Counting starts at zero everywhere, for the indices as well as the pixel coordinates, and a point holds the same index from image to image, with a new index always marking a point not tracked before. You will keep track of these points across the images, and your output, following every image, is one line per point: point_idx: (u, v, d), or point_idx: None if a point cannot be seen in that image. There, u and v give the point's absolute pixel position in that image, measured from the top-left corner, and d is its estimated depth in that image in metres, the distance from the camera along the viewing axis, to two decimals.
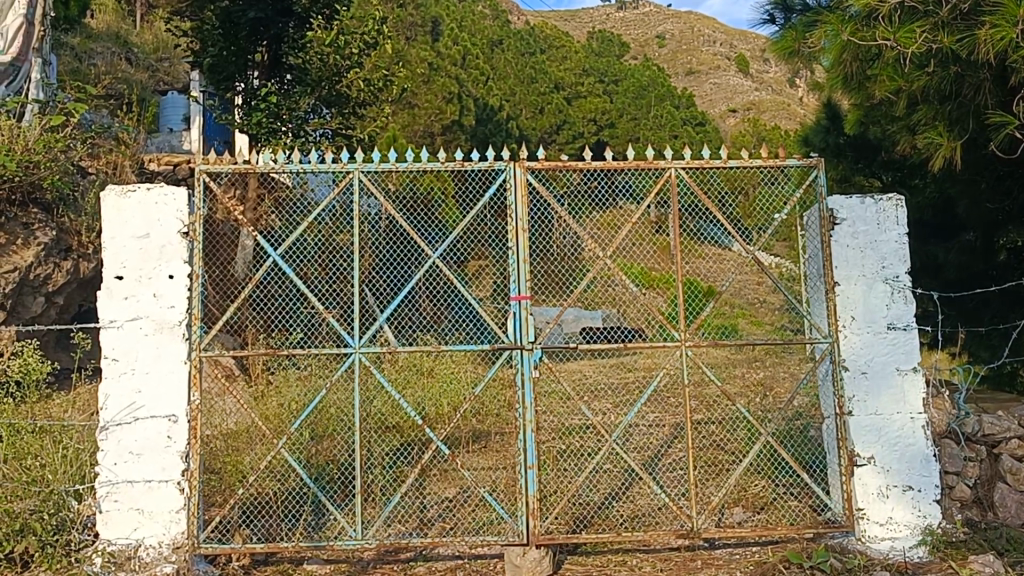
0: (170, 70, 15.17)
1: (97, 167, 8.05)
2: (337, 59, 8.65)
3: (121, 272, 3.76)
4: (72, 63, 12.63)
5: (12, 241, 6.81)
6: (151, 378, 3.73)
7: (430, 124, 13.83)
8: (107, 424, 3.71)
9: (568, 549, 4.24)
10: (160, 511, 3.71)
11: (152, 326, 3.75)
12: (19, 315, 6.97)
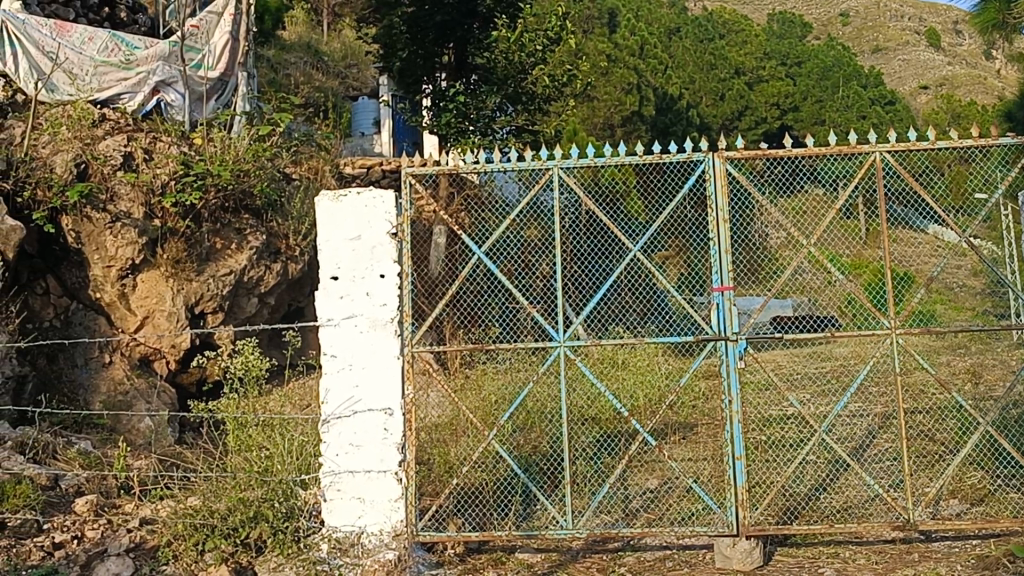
0: (357, 76, 15.67)
1: (300, 173, 8.36)
2: (522, 57, 8.82)
3: (336, 272, 3.95)
4: (269, 74, 13.23)
5: (227, 245, 7.23)
6: (368, 373, 3.91)
7: (610, 116, 13.90)
8: (328, 417, 3.91)
9: (779, 541, 4.21)
10: (381, 500, 3.89)
11: (367, 322, 3.92)
12: (235, 316, 7.40)
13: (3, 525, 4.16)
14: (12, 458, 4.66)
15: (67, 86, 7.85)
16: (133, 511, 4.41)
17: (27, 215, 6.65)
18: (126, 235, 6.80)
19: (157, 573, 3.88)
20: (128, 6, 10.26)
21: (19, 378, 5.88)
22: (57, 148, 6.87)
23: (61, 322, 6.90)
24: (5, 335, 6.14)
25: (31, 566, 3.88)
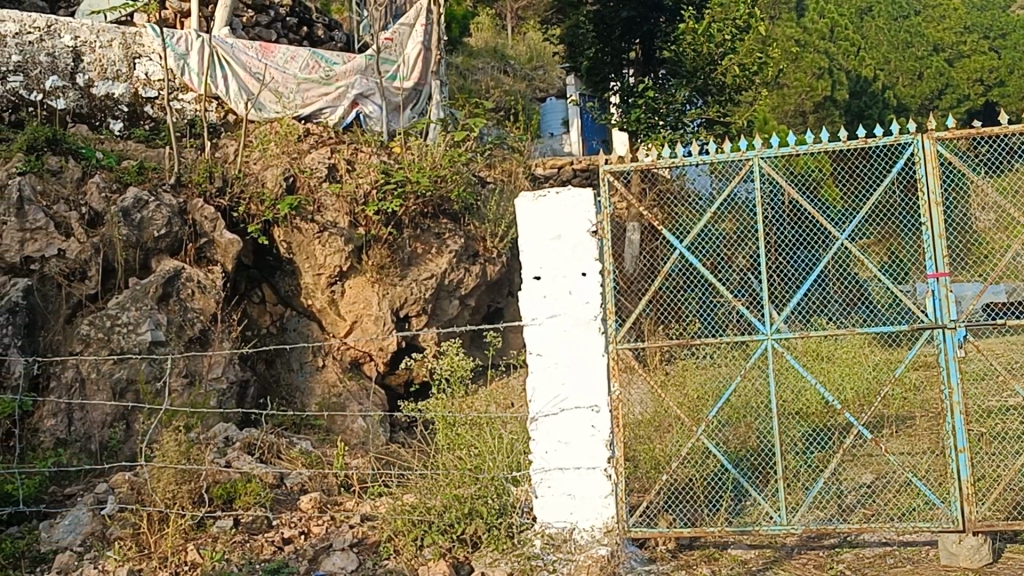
0: (544, 78, 15.81)
1: (494, 176, 8.49)
2: (711, 48, 8.67)
3: (539, 272, 4.00)
4: (459, 81, 13.54)
5: (427, 250, 7.42)
6: (574, 370, 3.94)
7: (801, 103, 13.57)
8: (537, 415, 3.97)
9: (1008, 537, 4.02)
10: (591, 496, 3.91)
11: (572, 320, 3.96)
12: (438, 318, 7.58)
13: (236, 521, 4.42)
14: (240, 458, 4.94)
15: (274, 104, 8.22)
16: (354, 507, 4.61)
17: (243, 228, 7.05)
18: (333, 243, 7.09)
19: (381, 566, 4.05)
20: (325, 24, 10.68)
21: (243, 382, 6.21)
22: (267, 163, 7.22)
23: (277, 328, 7.34)
24: (228, 342, 6.49)
25: (264, 560, 4.12)
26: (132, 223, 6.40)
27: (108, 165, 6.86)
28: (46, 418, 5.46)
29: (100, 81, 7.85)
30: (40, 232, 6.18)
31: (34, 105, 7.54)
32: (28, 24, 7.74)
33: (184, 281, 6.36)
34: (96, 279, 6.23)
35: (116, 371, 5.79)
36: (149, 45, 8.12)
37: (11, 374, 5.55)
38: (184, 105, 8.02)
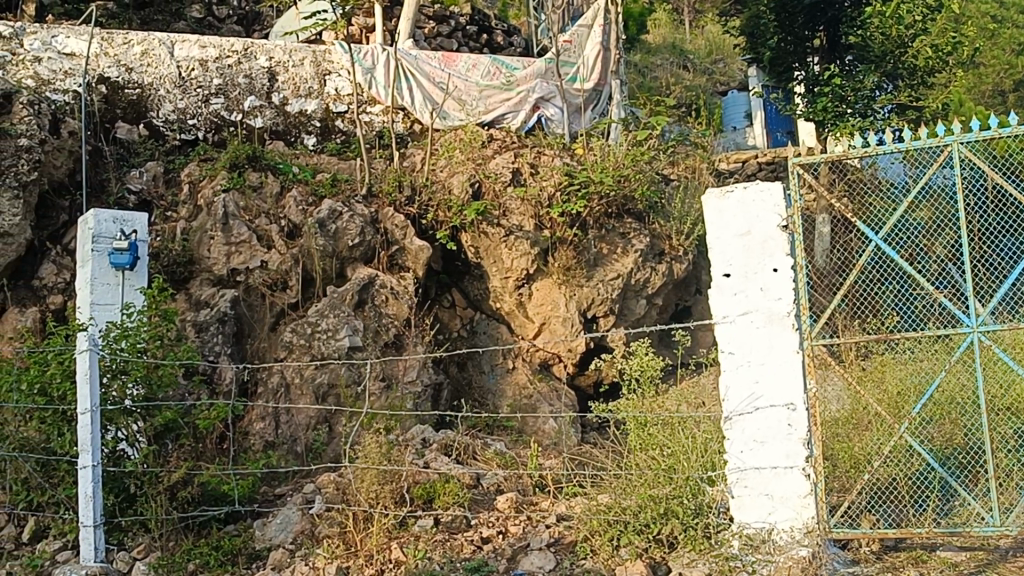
0: (726, 71, 15.55)
1: (677, 173, 8.35)
2: (901, 31, 8.30)
3: (728, 270, 3.94)
4: (639, 80, 13.48)
5: (613, 250, 7.41)
6: (768, 368, 3.86)
7: (1000, 81, 12.93)
8: (730, 414, 3.92)
9: None
10: (790, 496, 3.82)
11: (764, 318, 3.89)
12: (625, 318, 7.57)
13: (437, 519, 4.55)
14: (438, 459, 5.08)
15: (458, 112, 8.44)
16: (550, 507, 4.66)
17: (432, 234, 7.26)
18: (520, 246, 7.17)
19: (579, 566, 4.09)
20: (504, 30, 10.83)
21: (437, 385, 6.36)
22: (453, 170, 7.43)
23: (467, 331, 7.50)
24: (422, 346, 6.61)
25: (465, 558, 4.23)
26: (328, 233, 6.67)
27: (304, 178, 7.16)
28: (256, 421, 5.78)
29: (294, 99, 8.21)
30: (244, 245, 6.56)
31: (235, 125, 7.98)
32: (227, 48, 8.17)
33: (379, 288, 6.55)
34: (296, 288, 6.52)
35: (317, 376, 6.04)
36: (338, 62, 8.42)
37: (223, 380, 5.91)
38: (372, 117, 8.34)
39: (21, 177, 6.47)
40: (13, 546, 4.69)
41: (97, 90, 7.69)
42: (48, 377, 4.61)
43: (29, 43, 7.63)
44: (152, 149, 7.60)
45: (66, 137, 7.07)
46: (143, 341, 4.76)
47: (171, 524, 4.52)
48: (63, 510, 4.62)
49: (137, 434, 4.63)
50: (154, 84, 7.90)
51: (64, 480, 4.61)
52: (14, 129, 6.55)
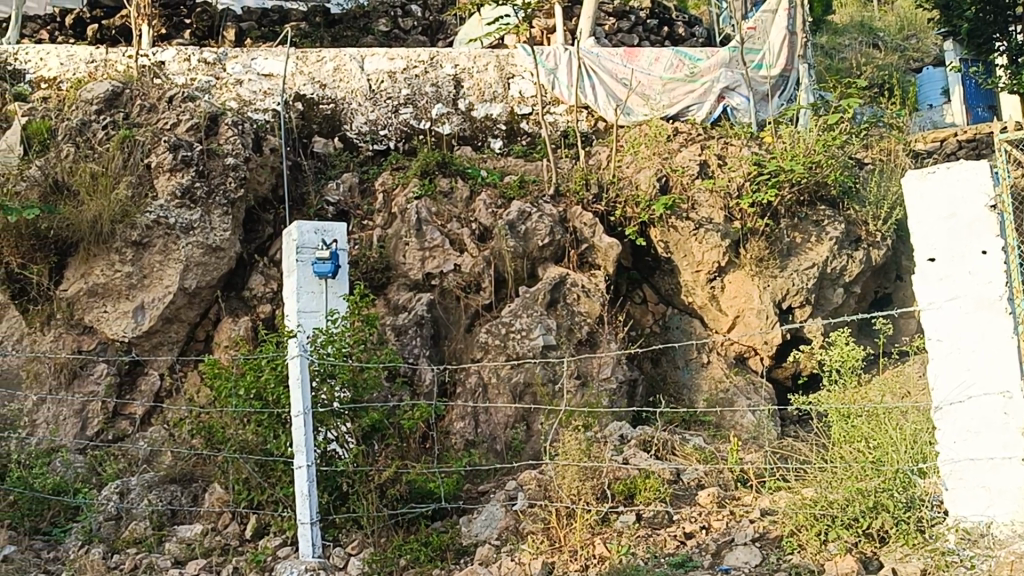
0: (920, 46, 14.90)
1: (871, 156, 8.01)
2: None
3: (933, 255, 3.75)
4: (827, 62, 13.08)
5: (806, 239, 7.26)
6: (979, 354, 3.64)
7: None
8: (941, 404, 3.71)
9: None
10: (1009, 489, 3.54)
11: (973, 302, 3.66)
12: (822, 308, 7.38)
13: (639, 516, 4.55)
14: (636, 455, 5.08)
15: (642, 107, 8.41)
16: (753, 502, 4.60)
17: (621, 231, 7.25)
18: (710, 239, 7.10)
19: (786, 561, 4.06)
20: (684, 22, 10.73)
21: (632, 382, 6.37)
22: (640, 166, 7.43)
23: (660, 327, 7.42)
24: (616, 343, 6.61)
25: (668, 553, 4.25)
26: (518, 234, 6.79)
27: (493, 182, 7.31)
28: (456, 421, 5.89)
29: (480, 104, 8.37)
30: (437, 250, 6.72)
31: (424, 132, 8.16)
32: (414, 58, 8.46)
33: (570, 286, 6.60)
34: (490, 289, 6.65)
35: (513, 375, 6.14)
36: (521, 65, 8.55)
37: (424, 381, 6.05)
38: (556, 117, 8.37)
39: (229, 194, 6.81)
40: (237, 542, 4.91)
41: (294, 107, 8.04)
42: (263, 382, 4.87)
43: (232, 66, 8.21)
44: (346, 161, 7.83)
45: (269, 154, 7.33)
46: (347, 346, 4.93)
47: (381, 521, 4.69)
48: (281, 508, 4.86)
49: (346, 434, 4.82)
50: (347, 98, 8.22)
51: (281, 480, 4.86)
52: (221, 149, 6.91)
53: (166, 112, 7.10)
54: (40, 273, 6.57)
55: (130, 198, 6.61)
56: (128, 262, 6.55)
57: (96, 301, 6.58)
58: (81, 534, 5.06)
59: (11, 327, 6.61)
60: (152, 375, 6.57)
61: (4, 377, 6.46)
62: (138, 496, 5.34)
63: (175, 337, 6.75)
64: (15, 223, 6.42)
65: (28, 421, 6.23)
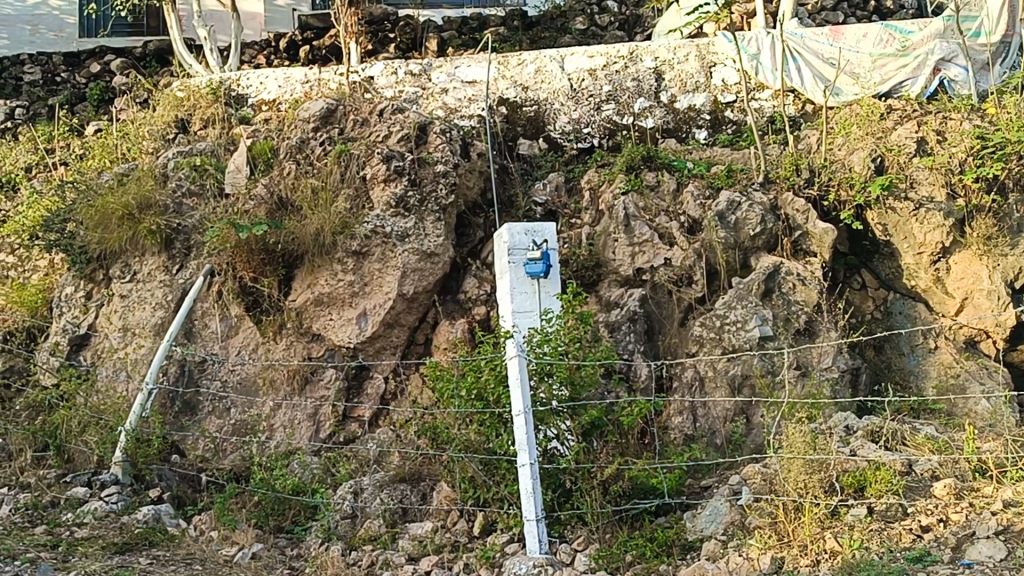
0: None
1: None
2: None
3: None
4: None
5: None
6: None
7: None
8: None
9: None
10: None
11: None
12: None
13: (870, 509, 4.42)
14: (865, 446, 4.93)
15: (852, 87, 8.09)
16: (994, 493, 4.37)
17: (835, 216, 7.05)
18: (933, 219, 6.79)
19: None
20: None
21: (856, 369, 6.15)
22: (853, 147, 7.18)
23: (882, 312, 7.08)
24: (837, 332, 6.40)
25: (905, 548, 4.12)
26: (728, 224, 6.72)
27: (700, 173, 7.23)
28: (674, 416, 5.89)
29: (682, 95, 8.28)
30: (647, 244, 6.70)
31: (628, 127, 8.13)
32: (614, 54, 8.46)
33: (785, 275, 6.47)
34: (702, 281, 6.57)
35: (731, 368, 6.07)
36: (723, 52, 8.41)
37: (640, 377, 6.05)
38: (762, 103, 8.18)
39: (441, 201, 7.03)
40: (466, 539, 5.00)
41: (498, 112, 8.21)
42: (483, 383, 5.03)
43: (437, 76, 8.51)
44: (551, 161, 7.92)
45: (476, 159, 7.55)
46: (563, 345, 5.02)
47: (606, 517, 4.73)
48: (507, 506, 4.99)
49: (567, 432, 4.89)
50: (549, 99, 8.31)
51: (505, 477, 4.99)
52: (431, 158, 7.17)
53: (378, 125, 7.42)
54: (271, 285, 6.94)
55: (348, 210, 6.95)
56: (350, 271, 6.82)
57: (322, 309, 6.85)
58: (322, 532, 5.29)
59: (247, 338, 6.94)
60: (377, 378, 6.76)
61: (243, 385, 6.78)
62: (371, 495, 5.55)
63: (397, 342, 6.84)
64: (246, 240, 6.86)
65: (267, 425, 6.58)
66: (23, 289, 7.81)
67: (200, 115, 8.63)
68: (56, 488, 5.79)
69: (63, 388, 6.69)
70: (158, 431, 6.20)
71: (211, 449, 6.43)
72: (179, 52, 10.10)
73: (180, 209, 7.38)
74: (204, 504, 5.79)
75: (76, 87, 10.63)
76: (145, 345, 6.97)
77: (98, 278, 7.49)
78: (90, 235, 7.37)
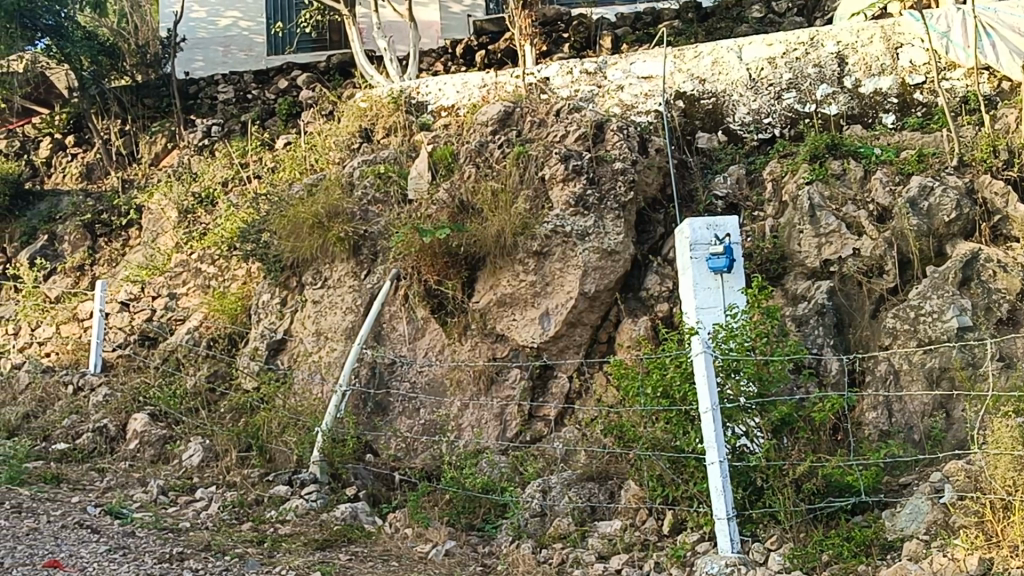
0: None
1: None
2: None
3: None
4: None
5: None
6: None
7: None
8: None
9: None
10: None
11: None
12: None
13: None
14: None
15: None
16: None
17: None
18: None
19: None
20: None
21: None
22: None
23: None
24: None
25: None
26: (921, 212, 6.48)
27: (889, 158, 6.99)
28: (868, 411, 5.74)
29: (867, 79, 7.94)
30: (834, 235, 6.54)
31: (810, 116, 7.93)
32: (793, 41, 8.18)
33: (985, 262, 6.14)
34: (893, 272, 6.30)
35: (928, 361, 5.81)
36: (910, 32, 7.95)
37: (830, 372, 5.92)
38: (954, 83, 7.78)
39: (620, 198, 7.00)
40: (656, 537, 4.99)
41: (676, 106, 8.18)
42: (668, 380, 4.99)
43: (612, 73, 8.49)
44: (732, 153, 7.80)
45: (654, 155, 7.54)
46: (750, 340, 4.96)
47: (800, 516, 4.61)
48: (696, 504, 4.92)
49: (757, 428, 4.79)
50: (728, 90, 8.17)
51: (694, 476, 4.93)
52: (609, 155, 7.22)
53: (555, 125, 7.58)
54: (455, 288, 7.06)
55: (528, 211, 7.02)
56: (532, 271, 6.89)
57: (506, 310, 6.94)
58: (512, 530, 5.37)
59: (433, 340, 7.07)
60: (561, 378, 6.75)
61: (431, 386, 6.91)
62: (559, 493, 5.58)
63: (580, 340, 6.81)
64: (430, 244, 7.00)
65: (455, 425, 6.68)
66: (224, 297, 8.19)
67: (383, 123, 8.91)
68: (261, 487, 6.10)
69: (263, 392, 7.04)
70: (352, 431, 6.42)
71: (402, 449, 6.61)
72: (361, 64, 10.43)
73: (366, 216, 7.61)
74: (398, 502, 5.96)
75: (266, 103, 11.11)
76: (337, 347, 7.20)
77: (292, 284, 7.81)
78: (283, 244, 7.73)
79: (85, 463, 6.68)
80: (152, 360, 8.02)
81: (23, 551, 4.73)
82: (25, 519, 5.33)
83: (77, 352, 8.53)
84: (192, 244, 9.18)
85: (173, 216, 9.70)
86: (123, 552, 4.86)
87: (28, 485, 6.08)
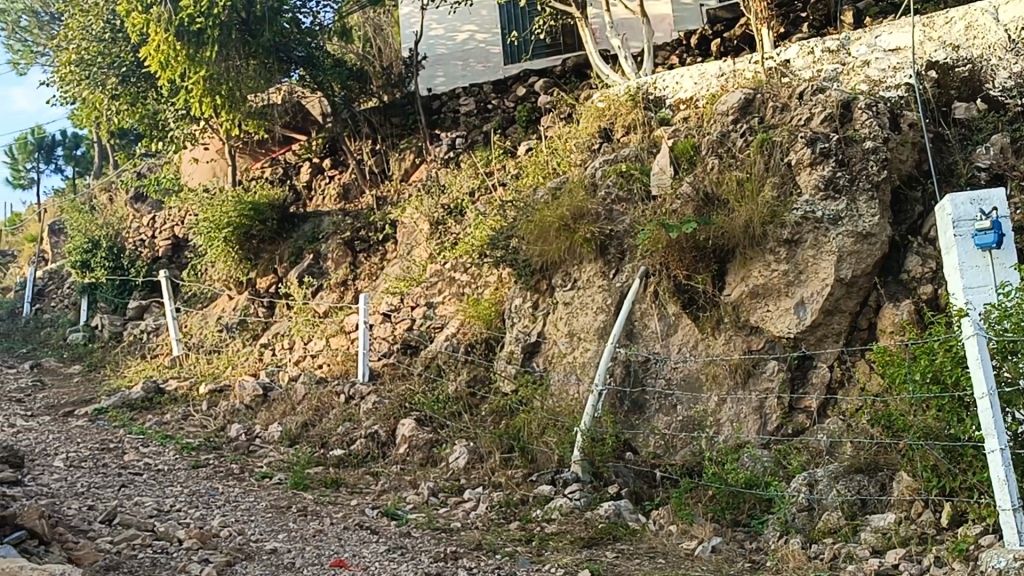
0: None
1: None
2: None
3: None
4: None
5: None
6: None
7: None
8: None
9: None
10: None
11: None
12: None
13: None
14: None
15: None
16: None
17: None
18: None
19: None
20: None
21: None
22: None
23: None
24: None
25: None
26: None
27: None
28: None
29: None
30: None
31: None
32: None
33: None
34: None
35: None
36: None
37: None
38: None
39: (872, 177, 6.70)
40: (935, 531, 4.75)
41: (928, 77, 7.74)
42: (939, 366, 4.72)
43: (856, 49, 8.20)
44: (994, 121, 7.33)
45: (907, 130, 7.20)
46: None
47: None
48: (977, 495, 4.66)
49: None
50: (984, 55, 7.73)
51: (972, 466, 4.66)
52: (858, 135, 6.92)
53: (799, 109, 7.37)
54: (705, 281, 6.98)
55: (776, 199, 6.90)
56: (783, 260, 6.74)
57: (758, 301, 6.77)
58: (779, 525, 5.27)
59: (686, 335, 7.02)
60: (822, 367, 6.49)
61: (687, 382, 6.86)
62: (827, 486, 5.42)
63: (840, 328, 6.55)
64: (676, 240, 6.96)
65: (714, 420, 6.58)
66: (478, 303, 8.45)
67: (622, 122, 8.93)
68: (526, 487, 6.29)
69: (522, 394, 7.26)
70: (612, 430, 6.45)
71: (662, 446, 6.57)
72: (596, 65, 10.51)
73: (611, 215, 7.65)
74: (661, 499, 5.96)
75: (506, 111, 11.35)
76: (591, 347, 7.25)
77: (542, 287, 7.98)
78: (532, 248, 7.93)
79: (361, 467, 7.07)
80: (416, 367, 8.38)
81: (312, 551, 5.04)
82: (312, 521, 5.69)
83: (346, 363, 9.02)
84: (444, 254, 9.52)
85: (425, 228, 10.08)
86: (402, 551, 5.10)
87: (311, 489, 6.49)
